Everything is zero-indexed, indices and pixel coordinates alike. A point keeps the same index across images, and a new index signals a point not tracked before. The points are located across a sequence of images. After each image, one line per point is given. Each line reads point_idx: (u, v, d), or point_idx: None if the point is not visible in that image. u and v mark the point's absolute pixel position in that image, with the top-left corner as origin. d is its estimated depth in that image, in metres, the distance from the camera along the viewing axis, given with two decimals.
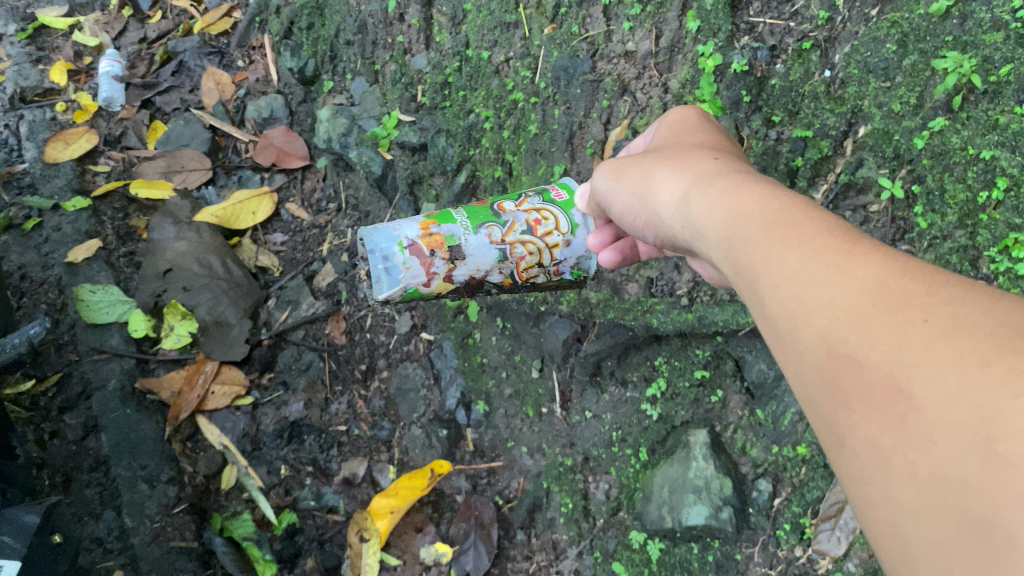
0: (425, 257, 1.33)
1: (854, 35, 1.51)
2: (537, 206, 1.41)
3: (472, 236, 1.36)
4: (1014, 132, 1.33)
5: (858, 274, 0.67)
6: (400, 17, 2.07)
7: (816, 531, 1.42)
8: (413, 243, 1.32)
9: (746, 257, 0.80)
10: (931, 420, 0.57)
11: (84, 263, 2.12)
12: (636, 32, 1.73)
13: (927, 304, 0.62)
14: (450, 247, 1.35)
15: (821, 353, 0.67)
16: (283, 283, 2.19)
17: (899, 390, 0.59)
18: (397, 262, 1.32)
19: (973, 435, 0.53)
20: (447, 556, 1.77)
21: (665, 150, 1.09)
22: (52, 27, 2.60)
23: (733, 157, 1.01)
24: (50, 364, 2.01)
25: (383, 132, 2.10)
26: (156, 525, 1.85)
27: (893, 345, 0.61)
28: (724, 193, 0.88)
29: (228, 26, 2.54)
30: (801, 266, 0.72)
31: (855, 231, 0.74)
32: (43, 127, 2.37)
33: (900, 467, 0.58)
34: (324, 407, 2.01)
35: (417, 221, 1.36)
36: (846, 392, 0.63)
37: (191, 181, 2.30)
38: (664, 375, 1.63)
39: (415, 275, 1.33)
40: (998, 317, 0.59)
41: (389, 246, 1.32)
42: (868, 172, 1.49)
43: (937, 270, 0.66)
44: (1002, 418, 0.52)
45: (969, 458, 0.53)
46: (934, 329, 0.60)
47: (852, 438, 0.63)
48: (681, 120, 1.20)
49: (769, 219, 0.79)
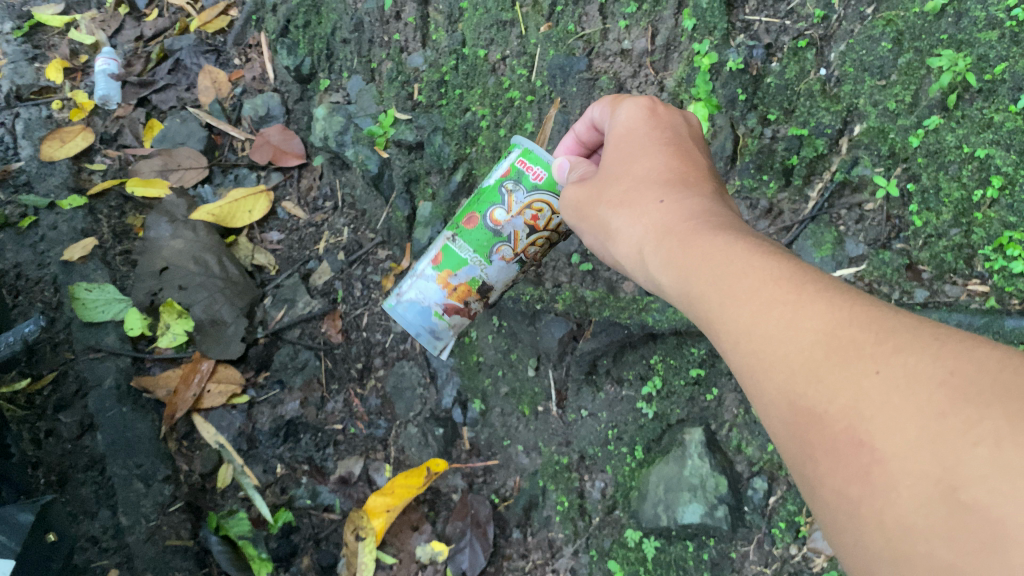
0: (461, 309, 1.47)
1: (849, 33, 1.52)
2: (525, 201, 1.35)
3: (488, 268, 1.43)
4: (1008, 130, 1.34)
5: (805, 330, 0.72)
6: (396, 15, 2.06)
7: (811, 530, 1.44)
8: (445, 307, 1.47)
9: (705, 315, 0.86)
10: (895, 470, 0.61)
11: (81, 261, 2.10)
12: (632, 31, 1.74)
13: (878, 355, 0.66)
14: (477, 288, 1.45)
15: (784, 406, 0.72)
16: (279, 281, 2.19)
17: (861, 443, 0.64)
18: (441, 325, 1.50)
19: (936, 484, 0.58)
20: (443, 555, 1.74)
21: (618, 178, 1.08)
22: (48, 25, 2.59)
23: (683, 182, 1.03)
24: (46, 363, 1.96)
25: (380, 131, 2.09)
26: (152, 525, 1.82)
27: (850, 400, 0.65)
28: (674, 250, 0.93)
29: (225, 24, 2.53)
30: (753, 324, 0.78)
31: (797, 276, 0.78)
32: (39, 125, 2.36)
33: (870, 517, 0.62)
34: (320, 405, 2.01)
35: (436, 279, 1.45)
36: (812, 445, 0.68)
37: (187, 180, 2.30)
38: (660, 374, 1.64)
39: (461, 322, 1.51)
40: (945, 363, 0.62)
41: (428, 320, 1.49)
42: (863, 171, 1.49)
43: (884, 313, 0.71)
44: (961, 469, 0.57)
45: (934, 508, 0.57)
46: (887, 380, 0.64)
47: (822, 488, 0.68)
48: (632, 121, 1.16)
49: (713, 278, 0.85)
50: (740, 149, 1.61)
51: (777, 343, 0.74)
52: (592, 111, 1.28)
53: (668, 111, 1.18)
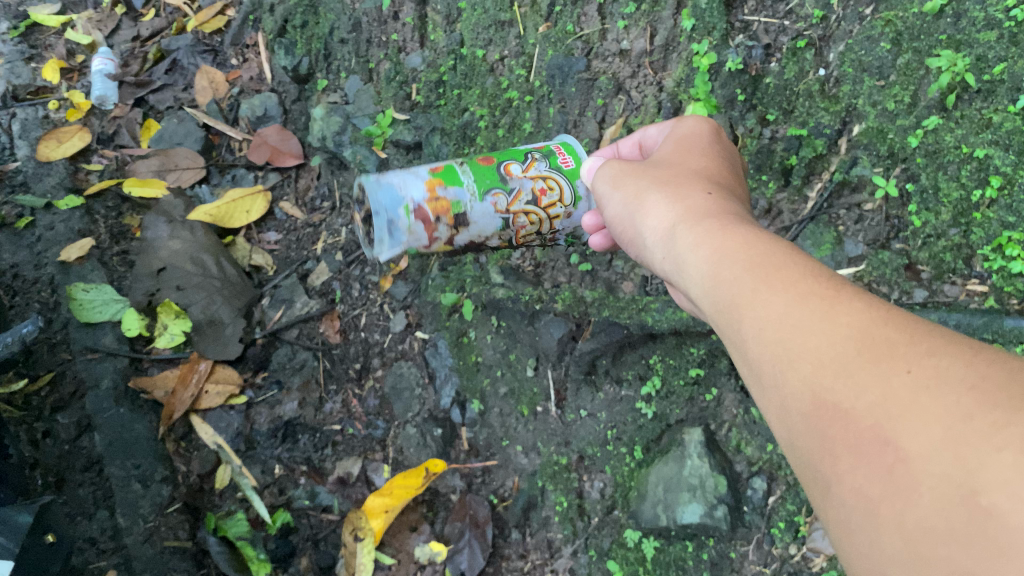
0: (430, 222, 1.32)
1: (848, 33, 1.52)
2: (543, 172, 1.38)
3: (477, 203, 1.35)
4: (1007, 131, 1.34)
5: (844, 323, 0.71)
6: (394, 15, 2.06)
7: (811, 529, 1.45)
8: (419, 207, 1.31)
9: (732, 298, 0.84)
10: (917, 470, 0.59)
11: (77, 262, 2.10)
12: (630, 31, 1.73)
13: (911, 356, 0.65)
14: (455, 214, 1.34)
15: (806, 400, 0.71)
16: (277, 282, 2.17)
17: (885, 442, 0.62)
18: (400, 225, 1.32)
19: (958, 488, 0.56)
20: (442, 555, 1.75)
21: (666, 170, 1.09)
22: (44, 24, 2.56)
23: (728, 190, 1.05)
24: (43, 364, 1.94)
25: (378, 131, 2.09)
26: (150, 525, 1.83)
27: (878, 397, 0.64)
28: (714, 231, 0.92)
29: (222, 24, 2.51)
30: (787, 311, 0.76)
31: (840, 280, 0.78)
32: (35, 124, 2.35)
33: (889, 517, 0.61)
34: (318, 406, 2.00)
35: (423, 179, 1.33)
36: (833, 441, 0.67)
37: (184, 180, 2.29)
38: (660, 374, 1.64)
39: (416, 240, 1.34)
40: (978, 369, 0.62)
41: (394, 208, 1.31)
42: (862, 171, 1.50)
43: (920, 320, 0.70)
44: (984, 474, 0.55)
45: (954, 512, 0.56)
46: (918, 379, 0.63)
47: (839, 487, 0.66)
48: (693, 135, 1.20)
49: (756, 263, 0.83)
50: (739, 149, 1.61)
51: (810, 334, 0.73)
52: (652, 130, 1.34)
53: (730, 141, 1.23)
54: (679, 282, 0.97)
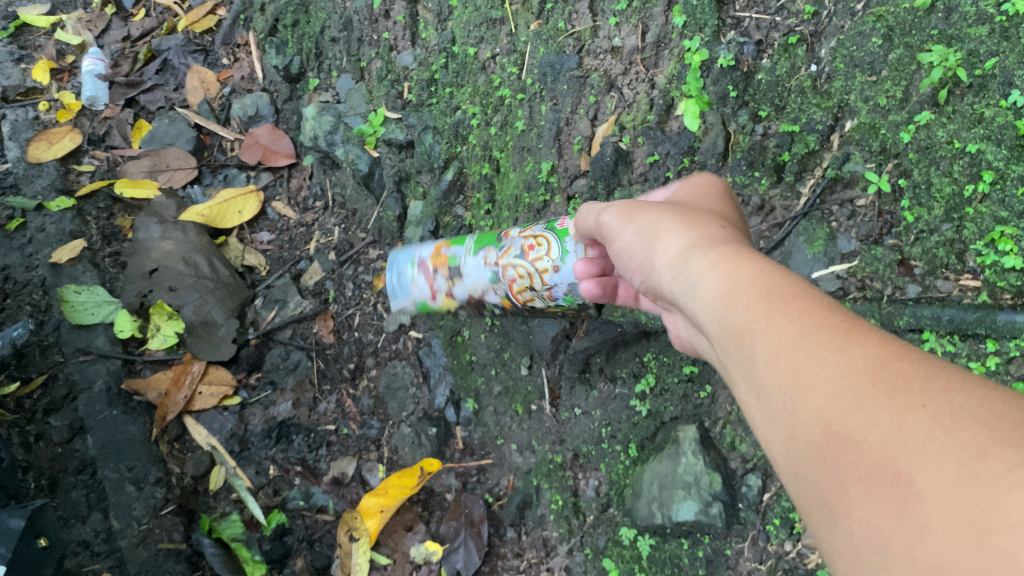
0: (429, 274, 1.57)
1: (840, 29, 1.51)
2: (539, 233, 1.41)
3: (469, 258, 1.50)
4: (999, 125, 1.35)
5: (858, 354, 0.70)
6: (385, 13, 2.06)
7: (805, 526, 1.44)
8: (421, 261, 1.59)
9: (742, 321, 0.81)
10: (930, 506, 0.57)
11: (69, 263, 2.08)
12: (622, 28, 1.73)
13: (926, 391, 0.64)
14: (450, 267, 1.54)
15: (816, 430, 0.68)
16: (270, 282, 2.17)
17: (897, 475, 0.60)
18: (407, 278, 1.60)
19: (970, 525, 0.53)
20: (437, 554, 1.74)
21: (681, 210, 1.11)
22: (34, 25, 2.54)
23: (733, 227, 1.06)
24: (35, 366, 1.96)
25: (371, 129, 2.08)
26: (144, 528, 1.82)
27: (890, 430, 0.62)
28: (728, 256, 0.90)
29: (213, 24, 2.49)
30: (799, 340, 0.74)
31: (857, 316, 0.77)
32: (26, 126, 2.33)
33: (899, 553, 0.57)
34: (312, 406, 2.00)
35: (437, 244, 1.59)
36: (844, 472, 0.64)
37: (176, 181, 2.28)
38: (653, 372, 1.64)
39: (420, 290, 1.59)
40: (993, 410, 0.61)
41: (406, 262, 1.62)
42: (854, 166, 1.49)
43: (933, 361, 0.69)
44: (997, 513, 0.52)
45: (962, 549, 0.52)
46: (934, 415, 0.62)
47: (847, 521, 0.63)
48: (705, 186, 1.25)
49: (770, 289, 0.81)
50: (732, 146, 1.61)
51: (823, 363, 0.71)
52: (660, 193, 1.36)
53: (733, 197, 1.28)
54: (687, 307, 0.94)
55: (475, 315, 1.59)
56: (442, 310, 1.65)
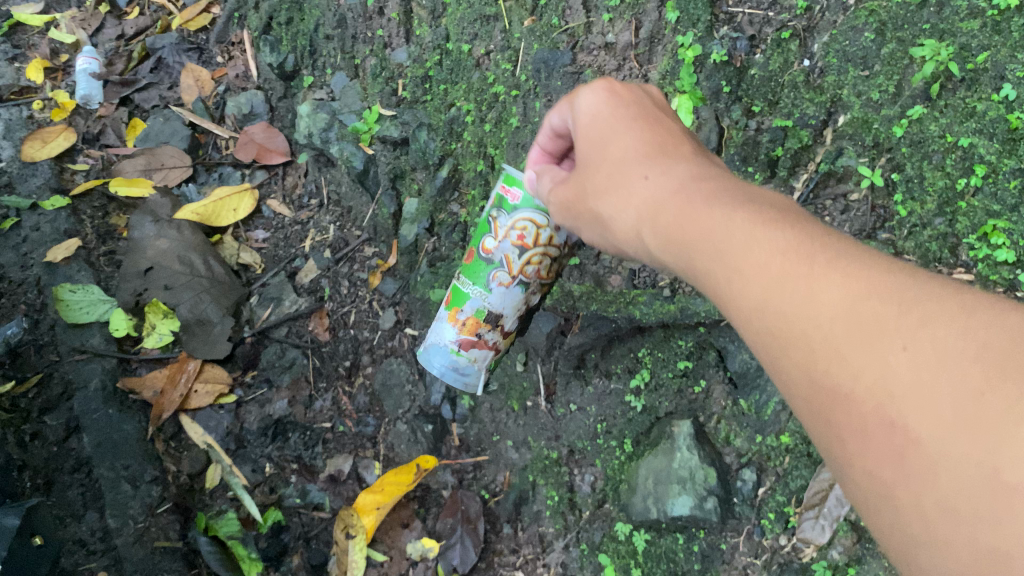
0: (477, 342, 1.51)
1: (832, 24, 1.53)
2: (509, 222, 1.41)
3: (490, 296, 1.48)
4: (991, 120, 1.36)
5: (823, 305, 0.71)
6: (380, 10, 2.06)
7: (800, 520, 1.45)
8: (459, 342, 1.52)
9: (715, 294, 0.84)
10: (932, 452, 0.61)
11: (64, 262, 2.08)
12: (615, 24, 1.73)
13: (903, 327, 0.66)
14: (485, 318, 1.49)
15: (806, 384, 0.72)
16: (266, 280, 2.16)
17: (891, 423, 0.64)
18: (463, 363, 1.54)
19: (978, 466, 0.58)
20: (434, 551, 1.75)
21: (602, 167, 1.07)
22: (28, 24, 2.52)
23: (662, 155, 1.03)
24: (30, 365, 1.95)
25: (365, 127, 2.07)
26: (141, 526, 1.83)
27: (876, 377, 0.65)
28: (673, 225, 0.91)
29: (207, 22, 2.49)
30: (765, 303, 0.76)
31: (810, 248, 0.76)
32: (20, 125, 2.32)
33: (907, 499, 0.63)
34: (308, 404, 2.00)
35: (446, 320, 1.53)
36: (838, 424, 0.68)
37: (171, 179, 2.27)
38: (648, 367, 1.64)
39: (484, 358, 1.54)
40: (975, 337, 0.63)
41: (447, 358, 1.54)
42: (847, 161, 1.49)
43: (901, 284, 0.70)
44: (1004, 450, 0.57)
45: (975, 491, 0.58)
46: (917, 356, 0.64)
47: (852, 469, 0.68)
48: (594, 112, 1.13)
49: (720, 255, 0.82)
50: (725, 141, 1.60)
51: (796, 323, 0.73)
52: (552, 118, 1.23)
53: (626, 88, 1.17)
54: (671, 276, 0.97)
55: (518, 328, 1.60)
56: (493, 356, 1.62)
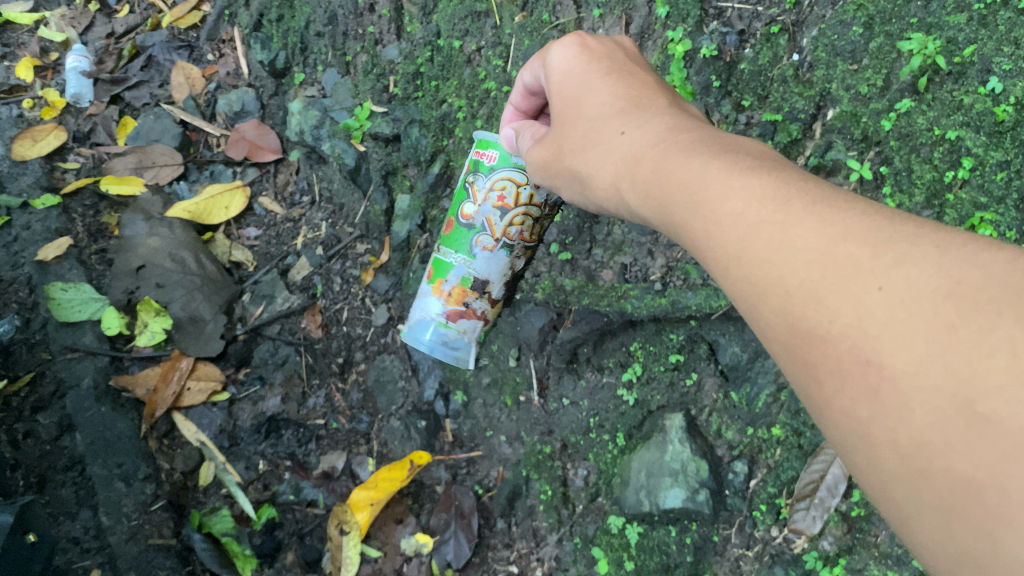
0: (464, 312, 1.52)
1: (820, 18, 1.54)
2: (487, 186, 1.42)
3: (474, 263, 1.48)
4: (977, 113, 1.37)
5: (801, 249, 0.71)
6: (371, 8, 2.07)
7: (792, 511, 1.45)
8: (447, 315, 1.52)
9: (692, 243, 0.85)
10: (906, 388, 0.60)
11: (55, 261, 2.07)
12: (605, 20, 1.74)
13: (878, 269, 0.65)
14: (470, 288, 1.50)
15: (783, 330, 0.71)
16: (258, 278, 2.16)
17: (867, 362, 0.63)
18: (452, 337, 1.55)
19: (952, 397, 0.58)
20: (428, 546, 1.76)
21: (578, 125, 1.09)
22: (16, 22, 2.51)
23: (637, 108, 1.05)
24: (22, 364, 1.93)
25: (357, 124, 2.07)
26: (134, 524, 1.84)
27: (853, 317, 0.65)
28: (651, 178, 0.93)
29: (197, 20, 2.46)
30: (742, 249, 0.76)
31: (786, 194, 0.77)
32: (9, 123, 2.30)
33: (882, 437, 0.62)
34: (301, 401, 2.00)
35: (432, 293, 1.53)
36: (814, 366, 0.67)
37: (162, 177, 2.26)
38: (640, 361, 1.65)
39: (473, 329, 1.55)
40: (949, 273, 0.62)
41: (435, 332, 1.54)
42: (836, 155, 1.49)
43: (877, 226, 0.69)
44: (978, 381, 0.57)
45: (950, 421, 0.57)
46: (891, 296, 0.63)
47: (828, 411, 0.67)
48: (567, 69, 1.17)
49: (695, 205, 0.83)
50: None
51: (771, 268, 0.73)
52: (525, 75, 1.29)
53: (598, 44, 1.22)
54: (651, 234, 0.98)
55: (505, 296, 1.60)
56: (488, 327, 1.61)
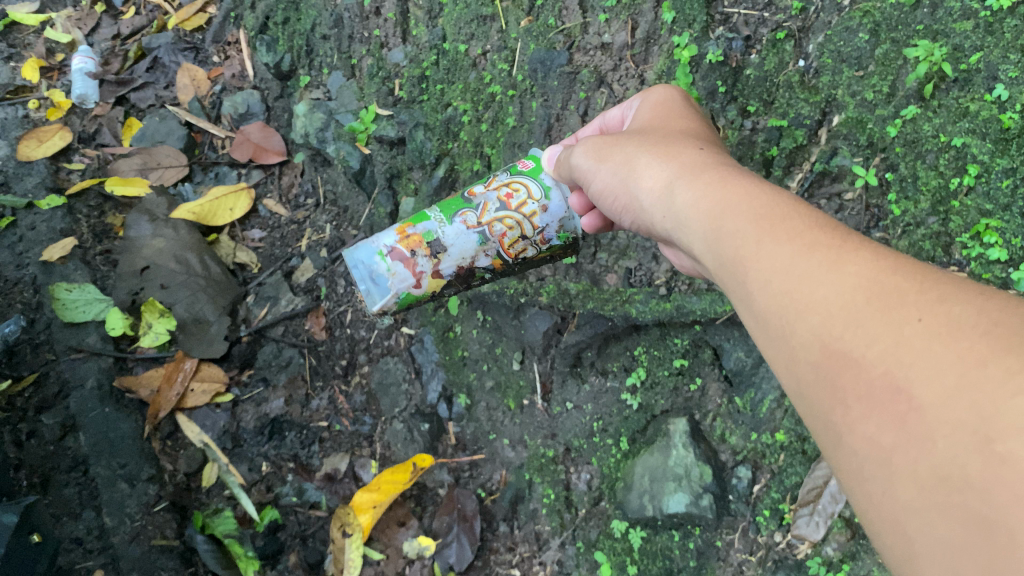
0: (407, 259, 1.33)
1: (826, 25, 1.53)
2: (506, 181, 1.36)
3: (448, 225, 1.34)
4: (984, 120, 1.36)
5: (855, 272, 0.72)
6: (376, 10, 2.06)
7: (794, 517, 1.45)
8: (392, 249, 1.33)
9: (735, 251, 0.84)
10: (932, 419, 0.60)
11: (60, 262, 2.07)
12: (612, 24, 1.74)
13: (922, 303, 0.66)
14: (428, 243, 1.34)
15: (816, 350, 0.71)
16: (261, 279, 2.17)
17: (897, 390, 0.63)
18: (380, 272, 1.34)
19: (973, 433, 0.57)
20: (430, 549, 1.76)
21: (647, 135, 1.11)
22: (23, 23, 2.50)
23: (712, 144, 1.09)
24: (27, 364, 1.95)
25: (361, 127, 2.08)
26: (137, 524, 1.85)
27: (891, 345, 0.65)
28: (714, 183, 0.93)
29: (203, 22, 2.46)
30: (793, 263, 0.77)
31: (847, 230, 0.79)
32: (15, 124, 2.30)
33: (902, 466, 0.61)
34: (305, 402, 2.01)
35: (392, 227, 1.37)
36: (844, 389, 0.68)
37: (167, 179, 2.27)
38: (644, 366, 1.64)
39: (402, 279, 1.34)
40: (990, 316, 0.63)
41: (370, 259, 1.34)
42: (842, 161, 1.51)
43: (928, 271, 0.71)
44: (1000, 419, 0.55)
45: (969, 456, 0.56)
46: (932, 329, 0.64)
47: (850, 437, 0.67)
48: (666, 101, 1.23)
49: (765, 214, 0.84)
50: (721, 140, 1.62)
51: (818, 284, 0.73)
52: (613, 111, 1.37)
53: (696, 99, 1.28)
54: (681, 241, 0.97)
55: (445, 294, 1.43)
56: (413, 307, 1.41)
